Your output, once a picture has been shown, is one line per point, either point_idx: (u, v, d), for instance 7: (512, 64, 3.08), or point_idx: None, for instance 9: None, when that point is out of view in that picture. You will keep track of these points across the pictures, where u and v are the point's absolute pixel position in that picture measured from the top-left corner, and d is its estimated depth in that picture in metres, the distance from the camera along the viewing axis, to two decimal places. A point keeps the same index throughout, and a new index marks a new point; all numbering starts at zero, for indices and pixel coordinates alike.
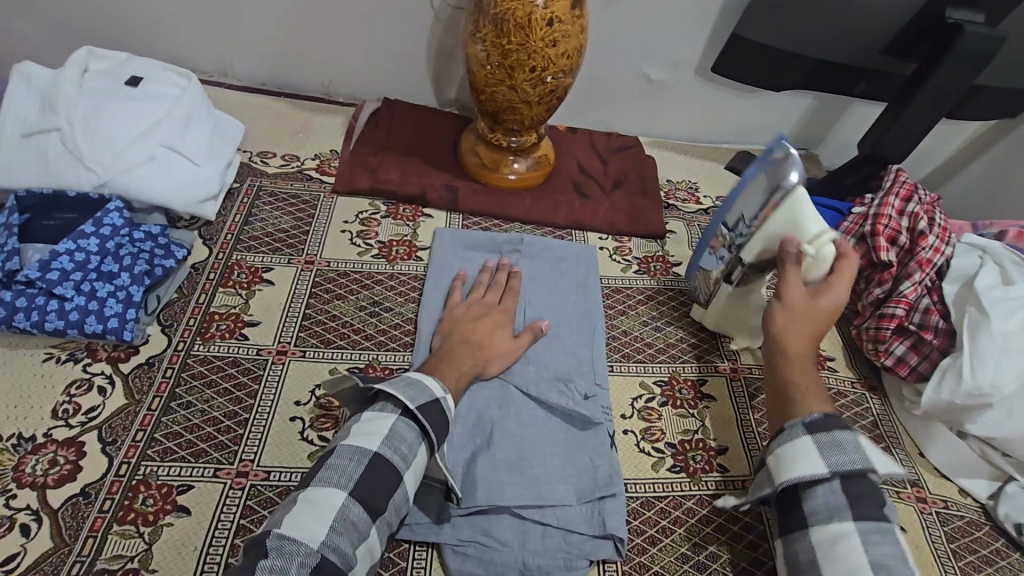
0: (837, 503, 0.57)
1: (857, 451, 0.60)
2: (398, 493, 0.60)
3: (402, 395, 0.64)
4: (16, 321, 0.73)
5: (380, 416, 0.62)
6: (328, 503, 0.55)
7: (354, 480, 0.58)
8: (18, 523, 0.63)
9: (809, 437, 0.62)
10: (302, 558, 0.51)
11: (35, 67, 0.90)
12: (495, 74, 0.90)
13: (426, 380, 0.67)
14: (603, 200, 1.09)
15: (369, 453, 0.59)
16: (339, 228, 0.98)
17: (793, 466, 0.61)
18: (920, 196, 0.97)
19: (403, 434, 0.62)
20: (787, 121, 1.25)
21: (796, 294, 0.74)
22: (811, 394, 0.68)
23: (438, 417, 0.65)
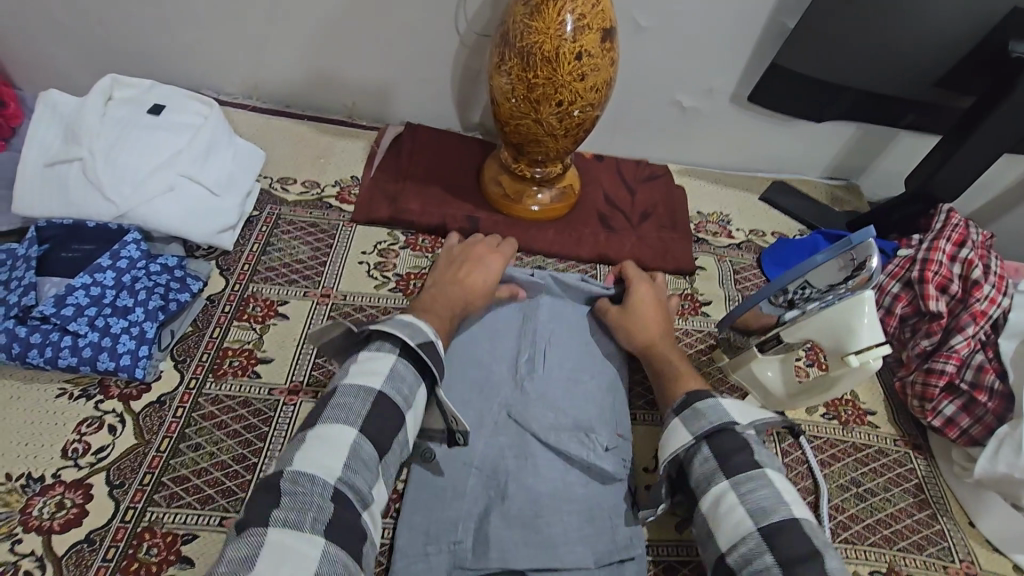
0: (710, 468, 0.64)
1: (715, 413, 0.67)
2: (402, 431, 0.63)
3: (402, 335, 0.66)
4: (29, 357, 0.72)
5: (380, 357, 0.65)
6: (341, 443, 0.58)
7: (361, 420, 0.60)
8: (22, 570, 0.62)
9: (675, 417, 0.70)
10: (315, 513, 0.53)
11: (61, 95, 0.90)
12: (520, 107, 0.87)
13: (419, 323, 0.70)
14: (629, 232, 1.05)
15: (373, 391, 0.62)
16: (357, 260, 0.95)
17: (668, 444, 0.68)
18: (973, 240, 0.91)
19: (402, 374, 0.65)
20: (826, 151, 1.19)
21: (620, 316, 0.86)
22: (690, 377, 0.78)
23: (436, 355, 0.68)
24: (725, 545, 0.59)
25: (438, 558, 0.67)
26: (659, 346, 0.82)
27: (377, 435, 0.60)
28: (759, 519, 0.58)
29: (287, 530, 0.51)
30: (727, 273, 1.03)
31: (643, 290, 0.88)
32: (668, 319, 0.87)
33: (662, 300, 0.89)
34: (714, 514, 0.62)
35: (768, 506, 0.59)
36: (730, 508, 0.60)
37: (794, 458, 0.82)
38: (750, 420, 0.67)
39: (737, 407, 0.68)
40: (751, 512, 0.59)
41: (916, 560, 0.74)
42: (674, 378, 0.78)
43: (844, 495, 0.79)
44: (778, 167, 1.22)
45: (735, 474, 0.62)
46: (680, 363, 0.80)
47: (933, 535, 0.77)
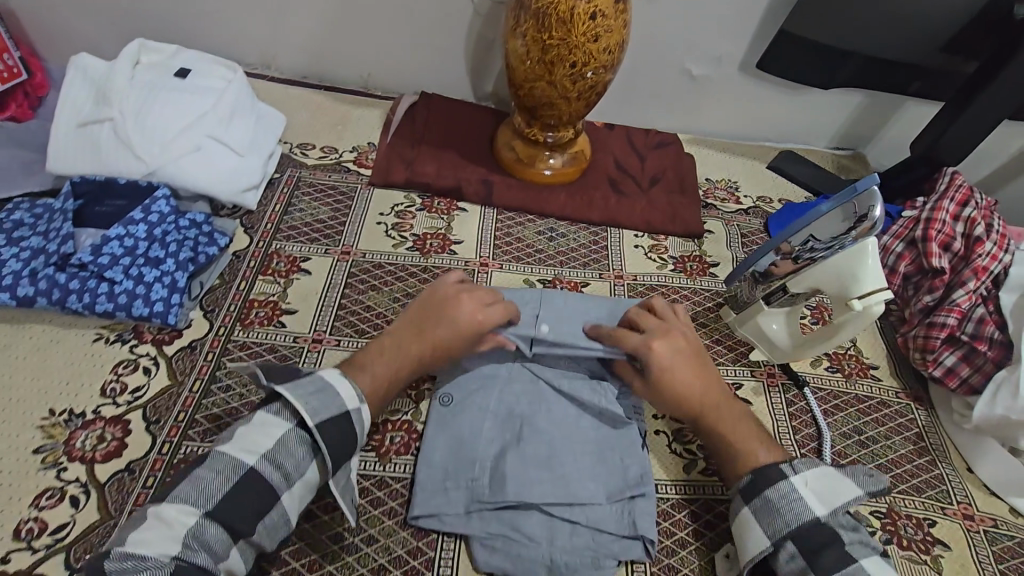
0: (799, 567, 0.60)
1: (789, 507, 0.62)
2: (270, 516, 0.58)
3: (303, 406, 0.61)
4: (69, 302, 0.76)
5: (271, 426, 0.61)
6: (179, 523, 0.54)
7: (214, 500, 0.56)
8: (68, 495, 0.66)
9: (745, 508, 0.65)
10: (150, 574, 0.51)
11: (90, 58, 0.94)
12: (535, 69, 0.90)
13: (341, 389, 0.64)
14: (639, 197, 1.08)
15: (243, 469, 0.58)
16: (375, 221, 0.99)
17: (747, 543, 0.64)
18: (977, 200, 0.94)
19: (292, 450, 0.60)
20: (833, 119, 1.20)
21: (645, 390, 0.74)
22: (751, 450, 0.69)
23: (342, 435, 0.62)
24: None
25: (456, 492, 0.70)
26: (705, 415, 0.71)
27: (234, 515, 0.56)
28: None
29: None
30: (735, 237, 1.06)
31: (669, 340, 0.73)
32: (702, 363, 0.74)
33: (691, 339, 0.76)
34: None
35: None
36: None
37: (799, 408, 0.85)
38: (830, 505, 0.62)
39: (816, 495, 0.63)
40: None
41: (915, 501, 0.77)
42: (733, 458, 0.69)
43: (847, 442, 0.82)
44: (785, 136, 1.24)
45: (828, 572, 0.58)
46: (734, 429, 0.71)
47: (932, 479, 0.79)
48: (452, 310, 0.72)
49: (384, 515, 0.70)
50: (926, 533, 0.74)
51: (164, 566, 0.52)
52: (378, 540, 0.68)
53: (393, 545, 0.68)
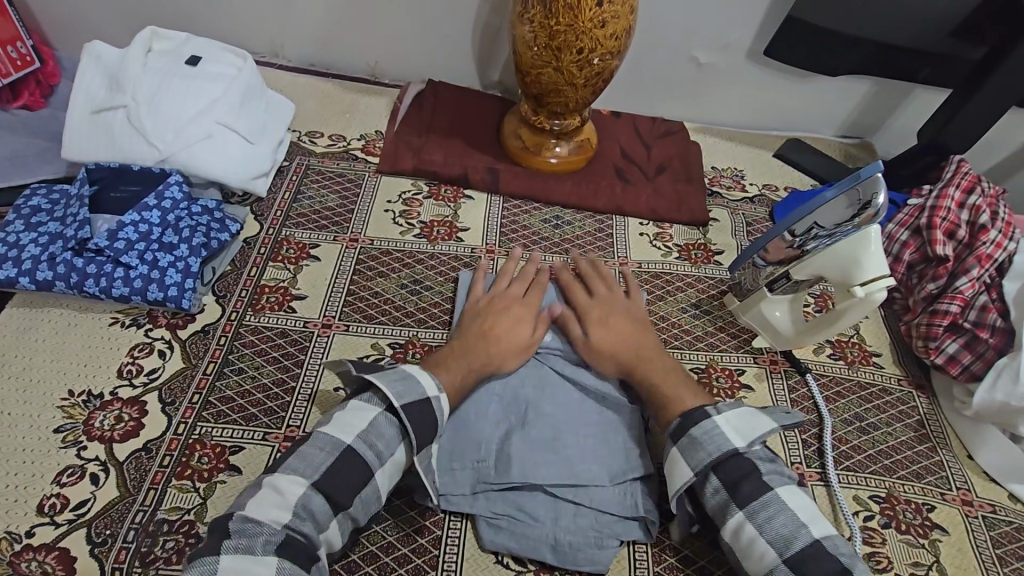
0: (721, 497, 0.62)
1: (711, 441, 0.63)
2: (366, 490, 0.60)
3: (389, 390, 0.63)
4: (86, 286, 0.78)
5: (363, 409, 0.63)
6: (290, 492, 0.56)
7: (321, 471, 0.58)
8: (88, 472, 0.68)
9: (674, 448, 0.66)
10: (266, 537, 0.53)
11: (104, 46, 0.95)
12: (541, 55, 0.90)
13: (422, 378, 0.66)
14: (644, 184, 1.09)
15: (342, 446, 0.60)
16: (382, 208, 1.00)
17: (674, 477, 0.65)
18: (983, 188, 0.94)
19: (381, 430, 0.62)
20: (840, 107, 1.20)
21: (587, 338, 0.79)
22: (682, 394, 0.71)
23: (424, 419, 0.64)
24: None
25: (461, 473, 0.71)
26: (642, 369, 0.75)
27: (335, 487, 0.58)
28: (783, 547, 0.57)
29: (240, 555, 0.52)
30: (740, 226, 1.06)
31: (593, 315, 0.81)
32: (641, 328, 0.80)
33: (630, 310, 0.83)
34: (739, 544, 0.60)
35: (790, 533, 0.57)
36: (752, 545, 0.59)
37: (801, 394, 0.85)
38: (749, 439, 0.63)
39: (734, 427, 0.64)
40: (771, 542, 0.57)
41: (915, 487, 0.78)
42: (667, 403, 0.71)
43: (848, 428, 0.83)
44: (792, 124, 1.24)
45: (748, 502, 0.60)
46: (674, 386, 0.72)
47: (933, 465, 0.80)
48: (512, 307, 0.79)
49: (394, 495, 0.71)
50: (924, 518, 0.75)
51: (278, 532, 0.54)
52: (387, 518, 0.69)
53: (401, 524, 0.69)
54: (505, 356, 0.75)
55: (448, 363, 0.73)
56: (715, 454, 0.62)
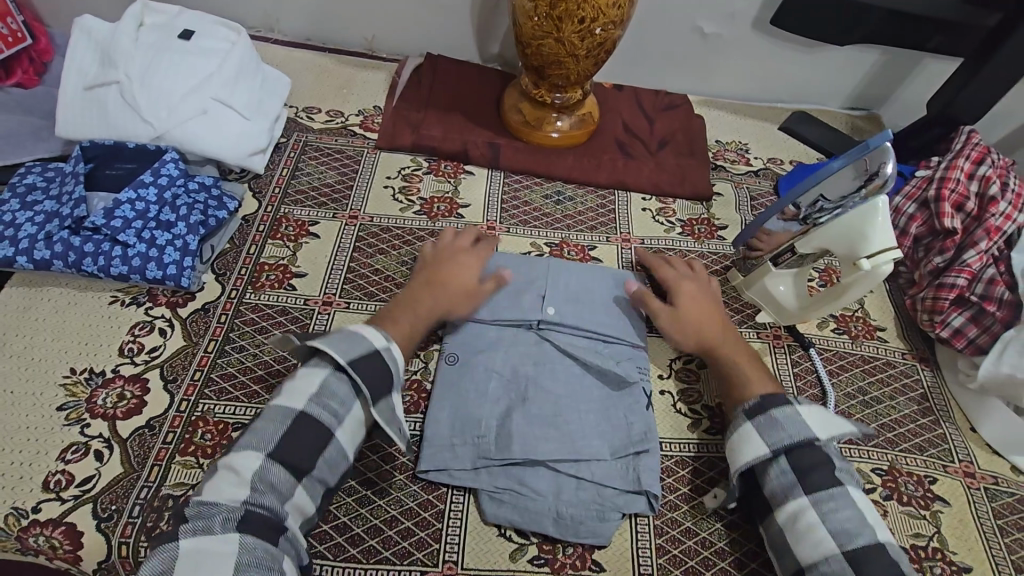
0: (789, 481, 0.63)
1: (793, 425, 0.65)
2: (329, 450, 0.61)
3: (332, 350, 0.64)
4: (84, 265, 0.78)
5: (312, 374, 0.64)
6: (245, 470, 0.57)
7: (273, 444, 0.59)
8: (92, 449, 0.68)
9: (749, 423, 0.68)
10: (225, 515, 0.55)
11: (94, 20, 0.93)
12: (543, 26, 0.88)
13: (366, 332, 0.67)
14: (647, 159, 1.07)
15: (291, 413, 0.61)
16: (381, 184, 0.99)
17: (744, 453, 0.66)
18: (993, 159, 0.92)
19: (334, 390, 0.63)
20: (847, 78, 1.17)
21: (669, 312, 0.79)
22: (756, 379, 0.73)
23: (375, 370, 0.65)
24: (805, 561, 0.60)
25: (463, 448, 0.71)
26: (720, 348, 0.76)
27: (292, 455, 0.59)
28: (843, 539, 0.59)
29: (200, 535, 0.54)
30: (744, 200, 1.04)
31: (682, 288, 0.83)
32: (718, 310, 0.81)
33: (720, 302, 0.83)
34: (792, 529, 0.62)
35: (853, 528, 0.59)
36: (809, 529, 0.60)
37: (805, 368, 0.85)
38: (830, 433, 0.66)
39: (817, 420, 0.67)
40: (832, 532, 0.59)
41: (917, 459, 0.78)
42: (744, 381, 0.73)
43: (851, 402, 0.82)
44: (798, 95, 1.21)
45: (817, 490, 0.62)
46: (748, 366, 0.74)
47: (935, 438, 0.80)
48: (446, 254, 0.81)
49: (396, 470, 0.71)
50: (926, 490, 0.75)
51: (235, 510, 0.55)
52: (390, 492, 0.69)
53: (404, 498, 0.69)
54: (450, 299, 0.77)
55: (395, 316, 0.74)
56: (794, 438, 0.64)
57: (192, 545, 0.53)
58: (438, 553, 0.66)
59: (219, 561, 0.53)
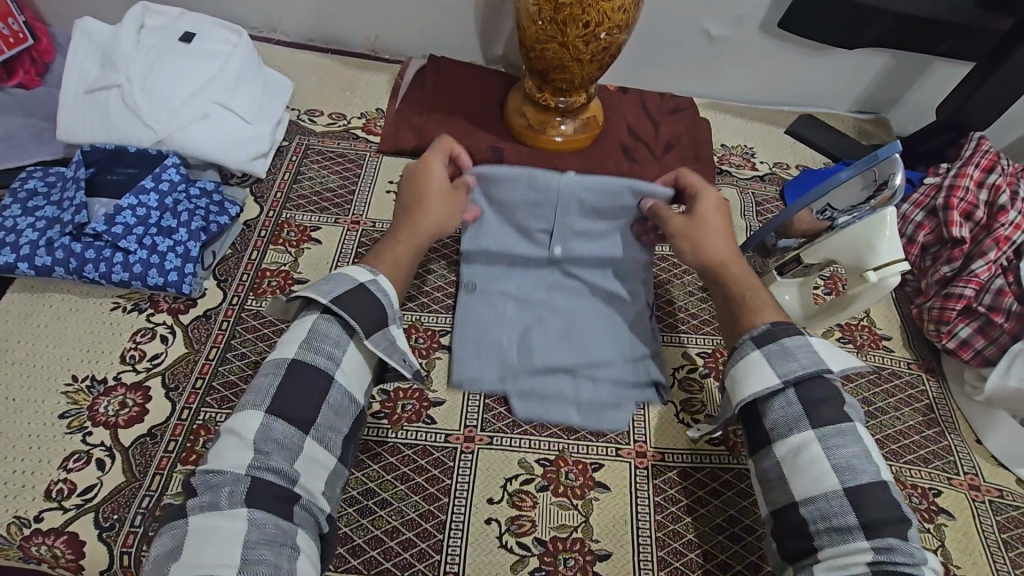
0: (794, 412, 0.60)
1: (806, 356, 0.62)
2: (333, 389, 0.61)
3: (314, 291, 0.64)
4: (86, 271, 0.77)
5: (302, 322, 0.64)
6: (247, 431, 0.57)
7: (269, 398, 0.59)
8: (94, 458, 0.68)
9: (758, 351, 0.63)
10: (230, 488, 0.54)
11: (95, 23, 0.93)
12: (547, 29, 0.87)
13: (349, 272, 0.67)
14: (652, 164, 1.06)
15: (285, 363, 0.61)
16: (384, 188, 0.98)
17: (752, 382, 0.62)
18: (1003, 166, 0.91)
19: (325, 331, 0.63)
20: (856, 82, 1.16)
21: (679, 224, 0.75)
22: (762, 308, 0.69)
23: (362, 305, 0.65)
24: (800, 493, 0.57)
25: None
26: (728, 271, 0.72)
27: (293, 405, 0.59)
28: (845, 477, 0.56)
29: (207, 513, 0.53)
30: (750, 206, 1.03)
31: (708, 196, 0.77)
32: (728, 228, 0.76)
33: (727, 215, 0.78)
34: (792, 460, 0.59)
35: (856, 465, 0.56)
36: (810, 462, 0.58)
37: None
38: (840, 367, 0.64)
39: (825, 353, 0.64)
40: (836, 467, 0.56)
41: (922, 471, 0.77)
42: (747, 311, 0.69)
43: None
44: (805, 100, 1.20)
45: (823, 425, 0.58)
46: (757, 291, 0.70)
47: (940, 449, 0.80)
48: (431, 164, 0.78)
49: (397, 480, 0.71)
50: (930, 503, 0.75)
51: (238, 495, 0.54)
52: (391, 503, 0.69)
53: (405, 508, 0.69)
54: (432, 218, 0.75)
55: (384, 250, 0.74)
56: (805, 371, 0.61)
57: (201, 521, 0.52)
58: (439, 564, 0.66)
59: (226, 537, 0.51)
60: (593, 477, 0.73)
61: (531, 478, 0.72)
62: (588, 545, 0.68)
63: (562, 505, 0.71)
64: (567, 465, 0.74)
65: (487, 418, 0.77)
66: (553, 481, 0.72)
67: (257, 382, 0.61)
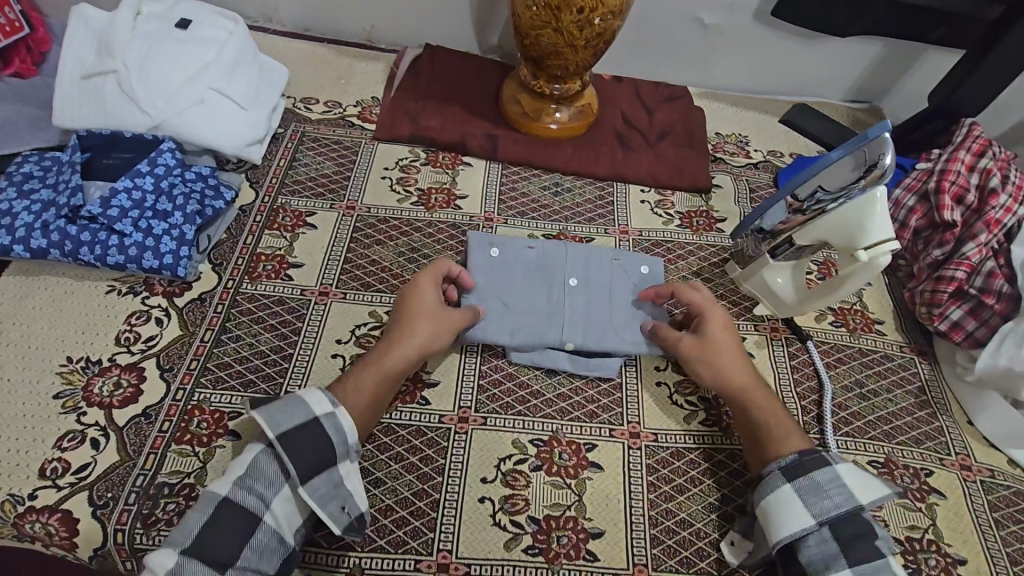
0: (830, 551, 0.61)
1: (837, 492, 0.63)
2: (259, 534, 0.58)
3: (264, 422, 0.61)
4: (81, 254, 0.78)
5: (242, 456, 0.61)
6: (161, 569, 0.54)
7: (193, 536, 0.56)
8: (88, 437, 0.68)
9: (788, 484, 0.64)
10: None
11: (91, 9, 0.93)
12: (540, 15, 0.87)
13: (308, 398, 0.64)
14: (647, 151, 1.06)
15: (216, 499, 0.58)
16: (379, 175, 0.98)
17: (783, 523, 0.62)
18: (994, 152, 0.92)
19: (263, 470, 0.61)
20: (849, 70, 1.17)
21: (692, 349, 0.75)
22: (788, 432, 0.69)
23: (312, 444, 0.61)
24: None
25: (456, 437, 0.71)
26: (747, 399, 0.72)
27: (213, 548, 0.56)
28: None
29: None
30: (743, 192, 1.04)
31: (714, 310, 0.77)
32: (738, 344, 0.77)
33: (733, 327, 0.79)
34: None
35: None
36: None
37: (802, 360, 0.85)
38: (871, 498, 0.63)
39: (856, 485, 0.63)
40: None
41: (913, 452, 0.78)
42: (774, 434, 0.69)
43: (848, 394, 0.82)
44: (799, 88, 1.21)
45: (859, 563, 0.60)
46: (774, 412, 0.71)
47: (932, 431, 0.80)
48: (422, 284, 0.76)
49: (390, 460, 0.71)
50: (922, 482, 0.75)
51: None
52: (385, 482, 0.69)
53: (399, 487, 0.69)
54: (429, 344, 0.73)
55: (361, 373, 0.70)
56: (841, 508, 0.62)
57: None
58: (433, 542, 0.66)
59: None
60: (587, 457, 0.74)
61: (525, 458, 0.73)
62: (581, 523, 0.69)
63: (555, 484, 0.71)
64: (560, 445, 0.74)
65: (481, 399, 0.77)
66: (546, 461, 0.73)
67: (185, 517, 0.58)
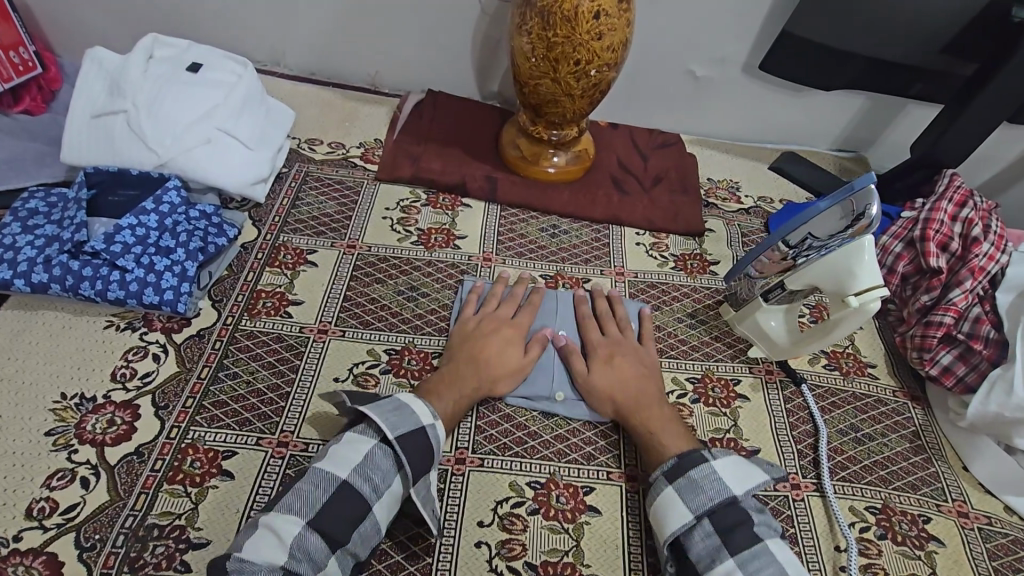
0: (715, 545, 0.62)
1: (712, 486, 0.65)
2: (367, 523, 0.61)
3: (383, 421, 0.65)
4: (81, 289, 0.78)
5: (359, 442, 0.65)
6: (287, 534, 0.58)
7: (315, 509, 0.60)
8: (79, 476, 0.67)
9: (670, 487, 0.67)
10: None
11: (106, 52, 0.96)
12: (539, 66, 0.91)
13: (415, 405, 0.68)
14: (641, 195, 1.09)
15: (336, 481, 0.62)
16: (381, 216, 1.00)
17: (668, 520, 0.65)
18: (976, 202, 0.95)
19: (378, 462, 0.64)
20: (835, 122, 1.22)
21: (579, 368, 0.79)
22: (676, 440, 0.72)
23: (422, 450, 0.65)
24: None
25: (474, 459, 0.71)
26: (637, 413, 0.75)
27: (326, 521, 0.60)
28: None
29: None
30: (736, 236, 1.07)
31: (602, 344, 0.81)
32: (645, 369, 0.80)
33: (643, 355, 0.82)
34: None
35: None
36: None
37: (797, 404, 0.85)
38: (747, 488, 0.66)
39: (732, 474, 0.66)
40: None
41: (910, 498, 0.78)
42: (656, 447, 0.72)
43: (843, 438, 0.82)
44: (787, 137, 1.25)
45: (741, 551, 0.61)
46: (664, 430, 0.73)
47: (927, 477, 0.80)
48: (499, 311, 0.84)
49: None
50: (920, 529, 0.75)
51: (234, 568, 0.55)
52: None
53: (394, 531, 0.68)
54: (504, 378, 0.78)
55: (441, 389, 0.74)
56: (714, 501, 0.64)
57: None
58: None
59: None
60: (585, 501, 0.73)
61: (522, 501, 0.72)
62: (578, 570, 0.67)
63: (553, 528, 0.70)
64: (557, 488, 0.73)
65: (479, 440, 0.76)
66: (543, 504, 0.72)
67: (298, 487, 0.62)
